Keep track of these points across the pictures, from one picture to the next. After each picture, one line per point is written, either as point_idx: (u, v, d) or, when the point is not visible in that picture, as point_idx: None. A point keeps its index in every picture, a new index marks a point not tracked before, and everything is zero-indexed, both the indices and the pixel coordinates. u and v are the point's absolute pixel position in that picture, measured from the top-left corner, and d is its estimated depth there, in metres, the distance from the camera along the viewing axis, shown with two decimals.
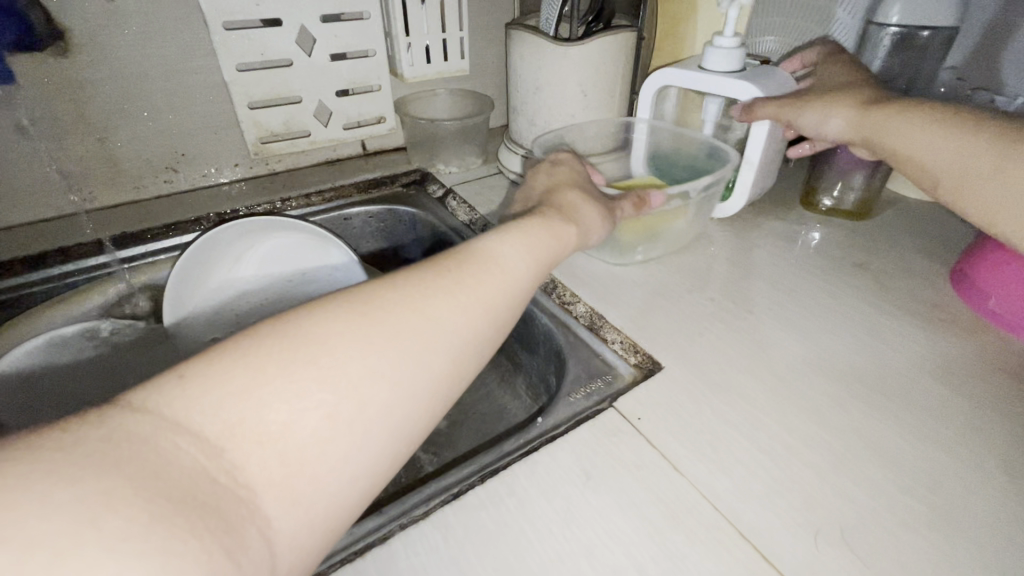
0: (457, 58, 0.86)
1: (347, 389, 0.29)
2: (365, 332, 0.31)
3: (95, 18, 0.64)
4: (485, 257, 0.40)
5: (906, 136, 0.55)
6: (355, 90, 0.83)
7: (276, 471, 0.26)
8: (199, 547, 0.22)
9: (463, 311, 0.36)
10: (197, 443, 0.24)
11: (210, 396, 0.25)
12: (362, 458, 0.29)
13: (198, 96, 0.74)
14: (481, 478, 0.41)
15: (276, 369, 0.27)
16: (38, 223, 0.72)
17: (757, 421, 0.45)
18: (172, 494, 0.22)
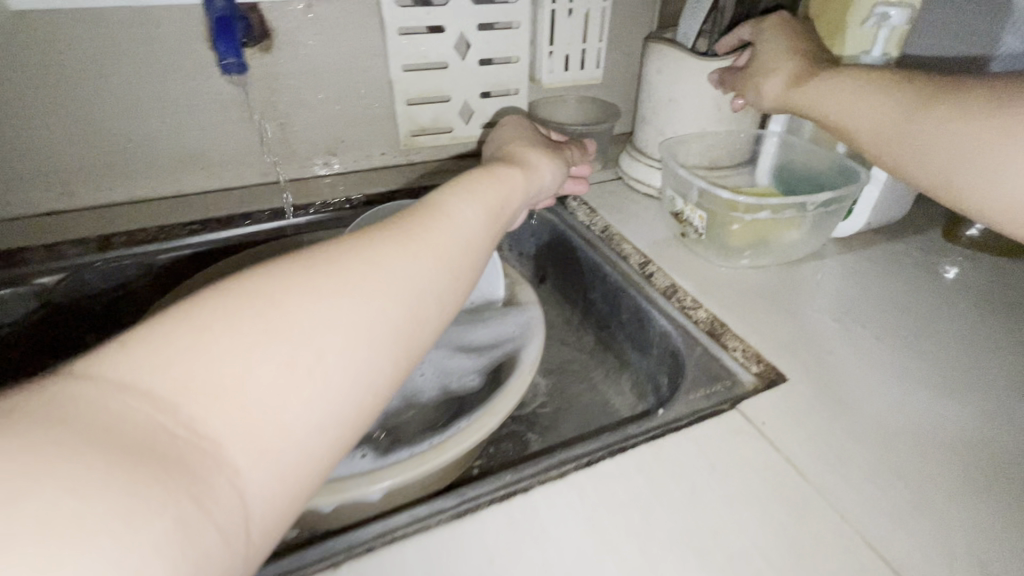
0: (592, 67, 0.91)
1: (297, 334, 0.28)
2: (311, 284, 0.30)
3: (296, 21, 0.76)
4: (437, 212, 0.39)
5: (839, 102, 0.59)
6: (496, 92, 0.89)
7: (240, 422, 0.25)
8: (163, 493, 0.22)
9: (418, 257, 0.35)
10: (149, 401, 0.24)
11: (155, 356, 0.25)
12: (324, 412, 0.28)
13: (363, 91, 0.84)
14: (609, 453, 0.45)
15: (218, 325, 0.26)
16: (230, 191, 0.85)
17: (889, 445, 0.45)
18: (129, 448, 0.22)
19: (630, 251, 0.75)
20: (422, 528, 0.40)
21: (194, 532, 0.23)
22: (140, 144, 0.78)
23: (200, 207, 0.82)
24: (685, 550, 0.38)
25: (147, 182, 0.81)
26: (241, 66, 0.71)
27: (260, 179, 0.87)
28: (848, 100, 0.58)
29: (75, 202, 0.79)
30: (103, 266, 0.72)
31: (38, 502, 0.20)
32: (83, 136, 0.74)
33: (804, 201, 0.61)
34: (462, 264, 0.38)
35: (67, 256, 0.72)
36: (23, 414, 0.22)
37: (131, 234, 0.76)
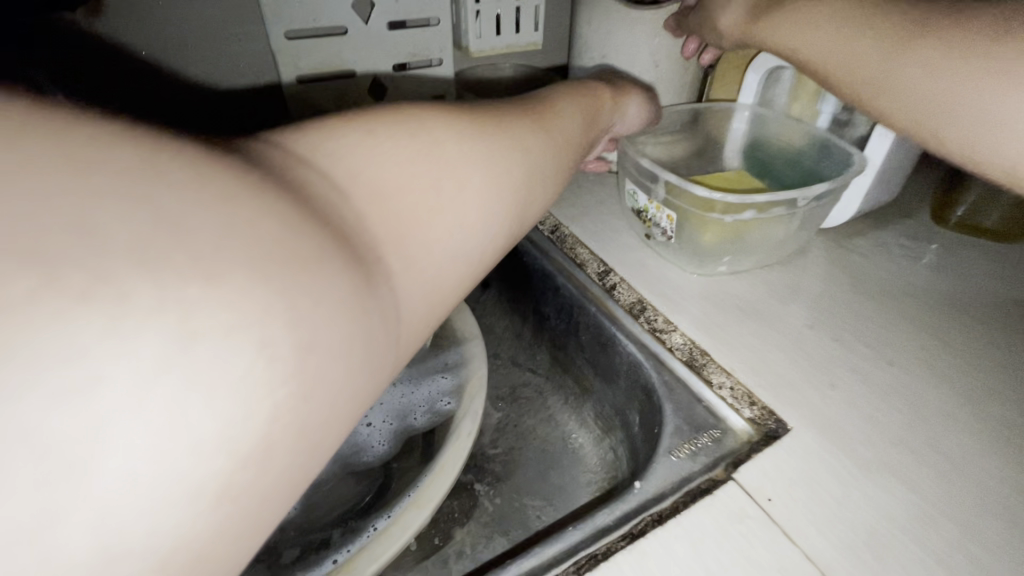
0: (530, 31, 0.75)
1: (444, 164, 0.27)
2: (456, 120, 0.29)
3: None
4: (546, 103, 0.38)
5: (894, 71, 0.39)
6: (414, 64, 0.72)
7: (393, 223, 0.24)
8: (334, 283, 0.21)
9: (540, 130, 0.34)
10: (324, 180, 0.23)
11: (322, 151, 0.24)
12: (467, 228, 0.27)
13: (237, 65, 0.65)
14: (577, 569, 0.33)
15: (383, 135, 0.26)
16: None
17: (928, 518, 0.36)
18: (302, 219, 0.21)
19: (586, 255, 0.62)
20: None
21: (357, 308, 0.22)
22: None
23: None
24: None
25: None
26: None
27: None
28: (915, 56, 0.37)
29: None
30: None
31: (157, 249, 0.17)
32: None
33: (797, 196, 0.50)
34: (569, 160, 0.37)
35: None
36: (191, 154, 0.20)
37: None
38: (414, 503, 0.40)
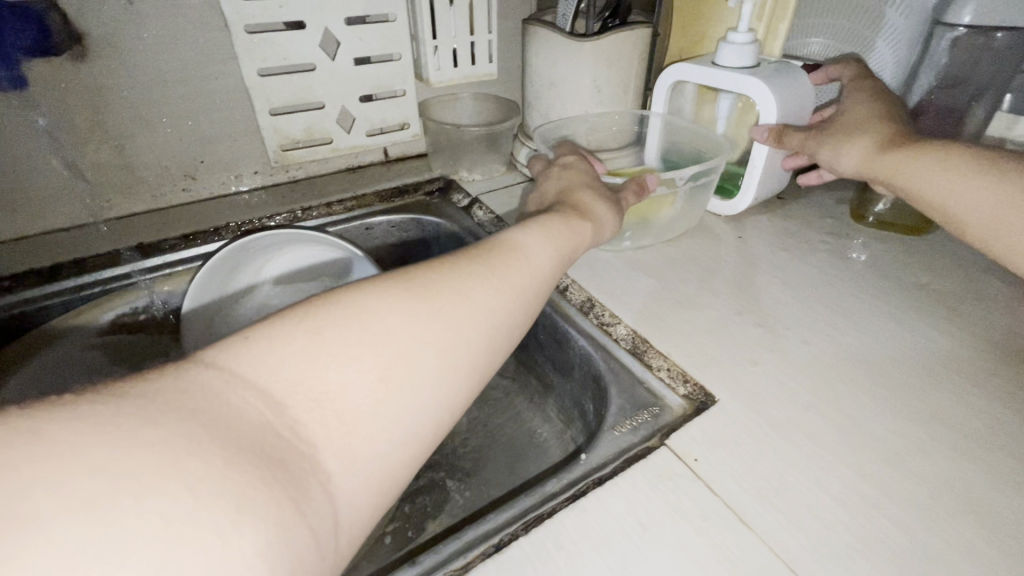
0: (485, 62, 0.82)
1: (393, 350, 0.29)
2: (404, 308, 0.31)
3: (111, 20, 0.62)
4: (509, 247, 0.41)
5: (922, 180, 0.54)
6: (379, 95, 0.79)
7: (334, 426, 0.26)
8: (266, 495, 0.22)
9: (496, 290, 0.36)
10: (262, 398, 0.25)
11: (272, 357, 0.26)
12: (413, 402, 0.29)
13: (213, 100, 0.71)
14: (524, 528, 0.37)
15: (330, 332, 0.28)
16: (55, 233, 0.69)
17: (833, 467, 0.41)
18: (242, 446, 0.23)
19: None
20: None
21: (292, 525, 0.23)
22: None
23: (12, 259, 0.65)
24: None
25: None
26: (14, 78, 0.60)
27: (97, 217, 0.71)
28: (924, 165, 0.54)
29: None
30: None
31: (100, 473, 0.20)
32: None
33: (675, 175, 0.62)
34: (530, 296, 0.39)
35: None
36: (163, 390, 0.23)
37: None
38: None
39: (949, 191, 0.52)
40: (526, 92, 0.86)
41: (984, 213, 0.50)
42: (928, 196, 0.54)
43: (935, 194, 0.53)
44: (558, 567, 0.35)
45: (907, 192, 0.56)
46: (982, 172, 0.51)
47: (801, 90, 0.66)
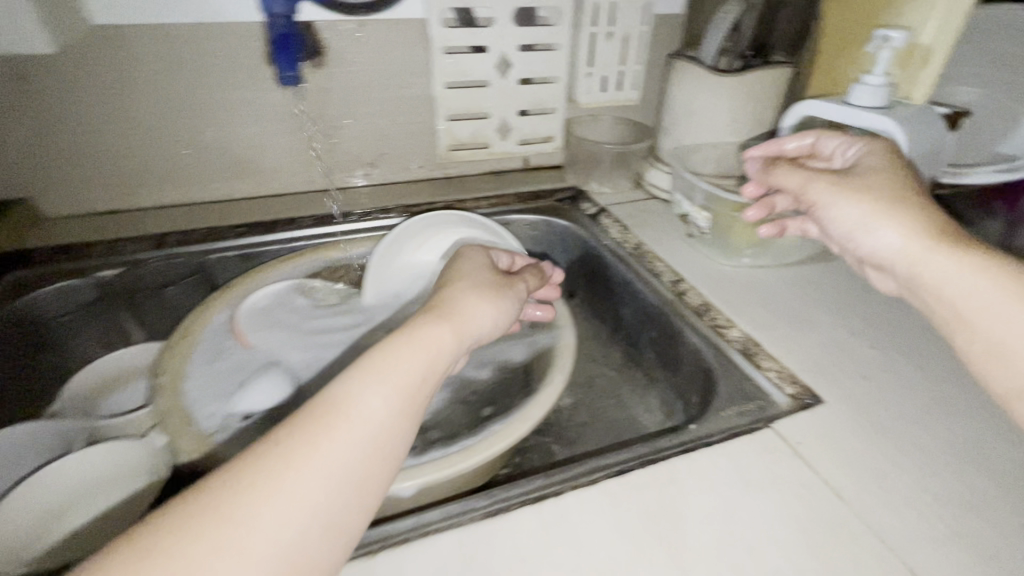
0: (629, 89, 0.94)
1: (298, 476, 0.32)
2: (298, 442, 0.34)
3: (346, 39, 0.80)
4: (447, 311, 0.47)
5: (933, 269, 0.47)
6: (533, 111, 0.91)
7: (249, 556, 0.29)
8: None
9: (382, 388, 0.38)
10: (182, 561, 0.28)
11: (187, 522, 0.29)
12: (342, 458, 0.34)
13: (403, 104, 0.88)
14: (641, 463, 0.45)
15: (248, 481, 0.32)
16: (272, 198, 0.90)
17: (936, 474, 0.44)
18: None
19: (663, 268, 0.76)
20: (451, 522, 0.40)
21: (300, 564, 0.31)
22: (198, 148, 0.82)
23: (243, 213, 0.86)
24: (719, 564, 0.38)
25: (201, 187, 0.86)
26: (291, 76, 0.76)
27: (303, 187, 0.91)
28: (944, 259, 0.47)
29: (136, 201, 0.84)
30: (154, 266, 0.76)
31: None
32: (146, 140, 0.80)
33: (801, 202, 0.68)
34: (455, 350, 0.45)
35: (125, 253, 0.77)
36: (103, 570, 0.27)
37: (184, 233, 0.80)
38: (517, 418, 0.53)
39: (946, 280, 0.46)
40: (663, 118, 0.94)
41: (993, 327, 0.43)
42: (924, 273, 0.48)
43: (906, 248, 0.49)
44: (672, 498, 0.42)
45: (907, 262, 0.49)
46: (987, 270, 0.44)
47: (927, 130, 0.70)
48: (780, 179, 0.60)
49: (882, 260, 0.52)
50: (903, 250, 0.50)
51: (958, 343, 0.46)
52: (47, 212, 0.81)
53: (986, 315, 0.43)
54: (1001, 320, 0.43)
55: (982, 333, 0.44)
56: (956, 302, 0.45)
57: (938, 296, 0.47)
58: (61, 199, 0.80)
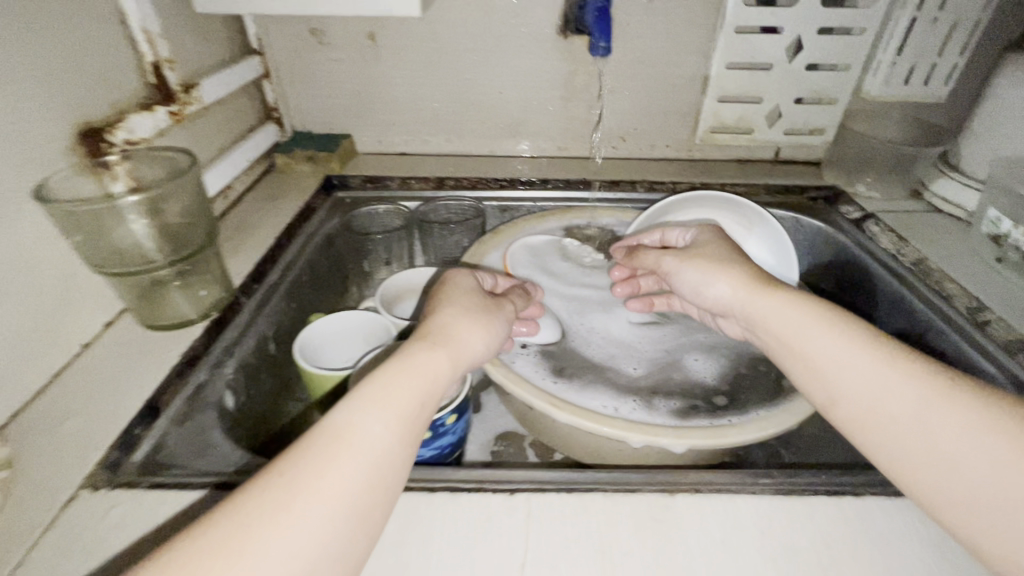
0: (937, 84, 0.82)
1: (297, 512, 0.32)
2: (297, 477, 0.33)
3: (636, 14, 0.82)
4: (444, 337, 0.45)
5: (926, 420, 0.39)
6: (811, 99, 0.85)
7: None
8: None
9: (380, 413, 0.38)
10: None
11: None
12: (359, 457, 0.35)
13: (670, 82, 0.88)
14: None
15: (234, 537, 0.30)
16: (527, 157, 0.99)
17: None
18: None
19: (955, 291, 0.67)
20: (745, 489, 0.42)
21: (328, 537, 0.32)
22: (479, 107, 0.93)
23: (502, 169, 0.95)
24: None
25: (474, 140, 0.98)
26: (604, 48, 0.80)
27: (554, 152, 0.98)
28: (850, 351, 0.44)
29: (423, 147, 0.99)
30: (439, 206, 0.87)
31: None
32: (444, 95, 0.92)
33: None
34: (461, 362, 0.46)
35: (416, 190, 0.90)
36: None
37: (459, 179, 0.91)
38: (787, 408, 0.53)
39: (883, 392, 0.41)
40: (972, 120, 0.80)
41: (904, 411, 0.40)
42: (817, 355, 0.46)
43: (821, 360, 0.45)
44: None
45: (782, 343, 0.49)
46: (965, 403, 0.39)
47: None
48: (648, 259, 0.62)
49: (726, 315, 0.56)
50: (758, 317, 0.51)
51: (800, 373, 0.48)
52: (360, 148, 1.00)
53: (897, 425, 0.40)
54: (973, 418, 0.38)
55: (849, 421, 0.43)
56: (873, 403, 0.42)
57: (820, 382, 0.45)
58: (372, 139, 0.98)
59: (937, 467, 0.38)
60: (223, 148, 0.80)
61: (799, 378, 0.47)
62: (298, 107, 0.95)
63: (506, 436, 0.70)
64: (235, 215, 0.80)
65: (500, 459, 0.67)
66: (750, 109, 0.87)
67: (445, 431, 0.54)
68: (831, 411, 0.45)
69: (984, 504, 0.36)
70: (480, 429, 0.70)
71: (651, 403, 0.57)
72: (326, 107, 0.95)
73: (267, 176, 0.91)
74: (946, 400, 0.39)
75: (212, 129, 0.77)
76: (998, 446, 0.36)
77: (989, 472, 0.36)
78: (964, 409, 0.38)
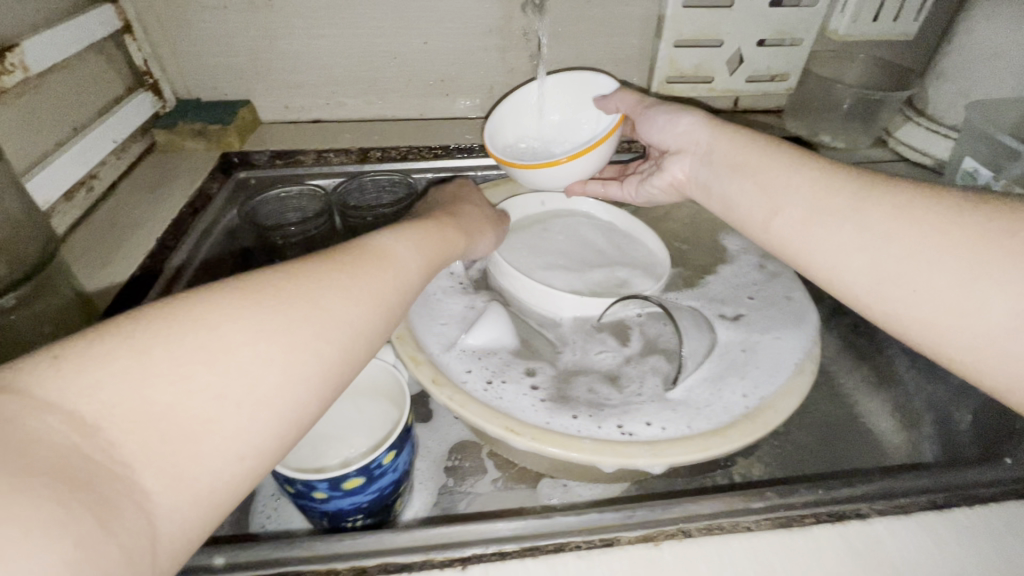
0: (909, 21, 0.75)
1: (227, 366, 0.27)
2: (242, 320, 0.29)
3: None
4: (376, 248, 0.39)
5: (874, 216, 0.38)
6: (774, 41, 0.77)
7: (154, 447, 0.25)
8: (66, 522, 0.21)
9: (346, 304, 0.33)
10: (72, 423, 0.23)
11: (85, 376, 0.24)
12: (307, 324, 0.31)
13: (618, 24, 0.77)
14: (933, 503, 0.38)
15: (162, 353, 0.26)
16: (464, 119, 0.86)
17: None
18: (40, 473, 0.21)
19: None
20: (737, 525, 0.36)
21: (96, 547, 0.22)
22: (402, 61, 0.79)
23: (435, 134, 0.82)
24: None
25: (400, 102, 0.84)
26: None
27: (494, 112, 0.86)
28: (779, 167, 0.45)
29: (340, 111, 0.84)
30: (365, 181, 0.74)
31: None
32: (358, 48, 0.77)
33: None
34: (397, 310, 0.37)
35: (336, 165, 0.77)
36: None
37: (385, 150, 0.78)
38: (772, 405, 0.46)
39: (800, 185, 0.43)
40: (941, 59, 0.74)
41: (845, 223, 0.39)
42: (761, 173, 0.46)
43: (773, 187, 0.45)
44: (986, 559, 0.35)
45: (733, 166, 0.49)
46: (928, 202, 0.37)
47: None
48: (625, 103, 0.61)
49: (680, 153, 0.55)
50: (717, 151, 0.51)
51: (739, 193, 0.48)
52: (263, 117, 0.84)
53: (818, 223, 0.41)
54: (927, 220, 0.36)
55: (781, 234, 0.44)
56: (823, 201, 0.41)
57: (771, 192, 0.45)
58: (278, 104, 0.83)
59: (846, 252, 0.39)
60: (76, 128, 0.63)
61: (735, 208, 0.48)
62: (178, 70, 0.78)
63: (461, 448, 0.61)
64: (105, 212, 0.65)
65: (456, 476, 0.59)
66: (708, 57, 0.78)
67: (385, 470, 0.45)
68: (771, 229, 0.45)
69: (899, 285, 0.37)
70: (431, 441, 0.62)
71: (628, 412, 0.49)
72: (213, 67, 0.78)
73: (148, 159, 0.75)
74: (872, 198, 0.39)
75: (54, 105, 0.60)
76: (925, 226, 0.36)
77: (896, 252, 0.37)
78: (884, 197, 0.39)
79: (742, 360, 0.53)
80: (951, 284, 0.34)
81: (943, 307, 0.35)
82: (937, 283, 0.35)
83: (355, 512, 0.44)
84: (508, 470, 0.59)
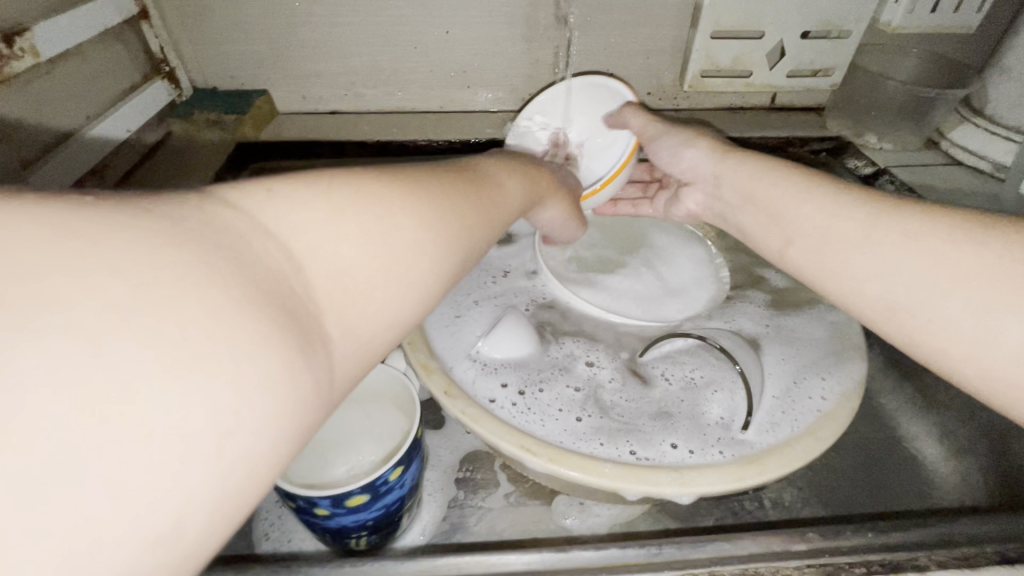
0: (971, 12, 0.70)
1: (403, 246, 0.25)
2: (407, 200, 0.26)
3: None
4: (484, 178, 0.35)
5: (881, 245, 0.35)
6: (819, 33, 0.71)
7: (340, 291, 0.22)
8: (276, 343, 0.19)
9: (474, 214, 0.30)
10: (282, 253, 0.21)
11: (285, 205, 0.22)
12: (452, 221, 0.28)
13: (651, 14, 0.73)
14: (1004, 555, 0.34)
15: (350, 208, 0.23)
16: (486, 112, 0.83)
17: None
18: (257, 289, 0.19)
19: None
20: (776, 571, 0.33)
21: (297, 375, 0.19)
22: (424, 52, 0.76)
23: (456, 128, 0.79)
24: None
25: (421, 94, 0.81)
26: None
27: (517, 105, 0.83)
28: (784, 192, 0.43)
29: (359, 102, 0.81)
30: None
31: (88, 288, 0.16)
32: (379, 36, 0.75)
33: None
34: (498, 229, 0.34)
35: (352, 158, 0.75)
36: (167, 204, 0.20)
37: (403, 143, 0.75)
38: (811, 432, 0.42)
39: (799, 209, 0.41)
40: (1005, 55, 0.68)
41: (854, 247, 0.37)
42: (769, 197, 0.44)
43: (784, 211, 0.43)
44: None
45: (744, 195, 0.47)
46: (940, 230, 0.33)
47: None
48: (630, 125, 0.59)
49: (692, 185, 0.54)
50: (727, 179, 0.49)
51: (753, 225, 0.46)
52: (280, 107, 0.82)
53: (841, 239, 0.38)
54: (941, 242, 0.32)
55: (798, 263, 0.41)
56: (834, 224, 0.39)
57: (778, 223, 0.43)
58: (296, 94, 0.80)
59: (854, 277, 0.37)
60: (90, 116, 0.62)
61: (755, 239, 0.46)
62: (196, 58, 0.76)
63: (473, 458, 0.58)
64: None
65: (467, 489, 0.56)
66: (747, 50, 0.73)
67: (391, 486, 0.42)
68: (787, 252, 0.42)
69: (913, 311, 0.33)
70: (444, 450, 0.59)
71: (647, 439, 0.44)
72: (230, 56, 0.76)
73: (163, 149, 0.73)
74: (881, 225, 0.36)
75: (67, 92, 0.59)
76: (931, 253, 0.33)
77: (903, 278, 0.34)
78: (892, 222, 0.35)
79: (783, 379, 0.49)
80: (961, 311, 0.31)
81: (932, 349, 0.32)
82: (948, 309, 0.31)
83: (360, 529, 0.42)
84: (523, 485, 0.56)
